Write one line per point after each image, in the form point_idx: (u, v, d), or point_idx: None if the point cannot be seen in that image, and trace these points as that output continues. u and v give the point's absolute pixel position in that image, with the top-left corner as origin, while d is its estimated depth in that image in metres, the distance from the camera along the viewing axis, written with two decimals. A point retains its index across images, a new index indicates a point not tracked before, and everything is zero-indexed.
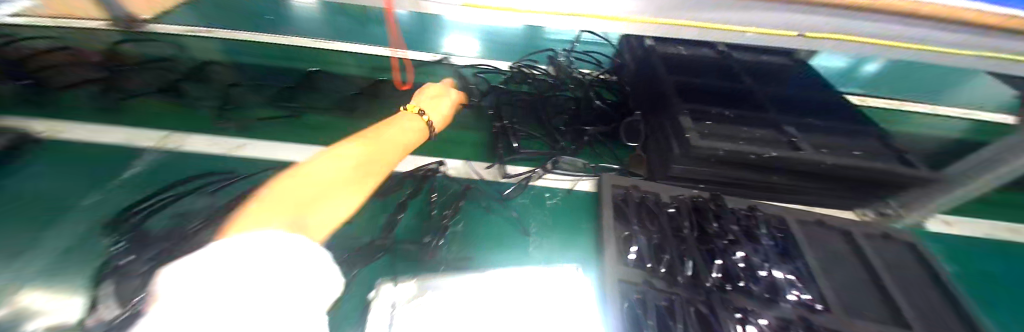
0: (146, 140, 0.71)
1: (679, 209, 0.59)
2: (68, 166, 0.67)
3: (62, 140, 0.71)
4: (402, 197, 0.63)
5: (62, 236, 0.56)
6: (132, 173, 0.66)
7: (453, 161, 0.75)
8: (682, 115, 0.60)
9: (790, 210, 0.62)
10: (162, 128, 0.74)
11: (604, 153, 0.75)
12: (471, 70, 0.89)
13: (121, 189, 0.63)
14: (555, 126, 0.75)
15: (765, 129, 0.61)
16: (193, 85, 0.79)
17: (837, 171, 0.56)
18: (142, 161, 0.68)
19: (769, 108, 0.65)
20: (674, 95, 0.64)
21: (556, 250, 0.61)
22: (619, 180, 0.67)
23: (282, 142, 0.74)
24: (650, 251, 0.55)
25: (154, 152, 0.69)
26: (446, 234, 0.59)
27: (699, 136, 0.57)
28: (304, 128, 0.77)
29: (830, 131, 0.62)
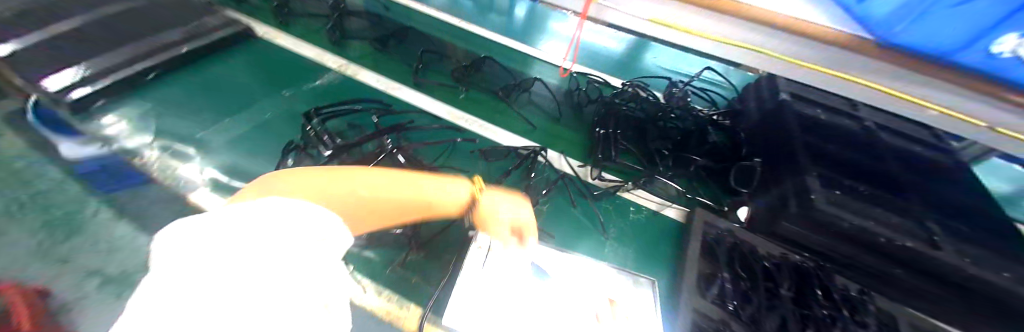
0: (329, 62, 0.88)
1: (777, 267, 0.58)
2: (274, 65, 0.87)
3: (277, 46, 0.92)
4: (508, 167, 0.72)
5: (267, 117, 0.74)
6: (317, 84, 0.82)
7: (552, 152, 0.79)
8: (810, 175, 0.59)
9: (906, 315, 0.56)
10: (340, 56, 0.91)
11: (700, 189, 0.74)
12: (583, 78, 0.93)
13: (306, 94, 0.80)
14: (657, 149, 0.76)
15: (902, 217, 0.56)
16: (364, 33, 0.97)
17: (986, 288, 0.49)
18: (321, 76, 0.85)
19: (909, 198, 0.59)
20: (803, 154, 0.63)
21: (634, 260, 0.63)
22: (714, 219, 0.67)
23: (420, 92, 0.85)
24: (734, 296, 0.54)
25: (336, 74, 0.85)
26: (533, 210, 0.66)
27: (825, 201, 0.55)
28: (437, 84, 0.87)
29: (983, 245, 0.55)
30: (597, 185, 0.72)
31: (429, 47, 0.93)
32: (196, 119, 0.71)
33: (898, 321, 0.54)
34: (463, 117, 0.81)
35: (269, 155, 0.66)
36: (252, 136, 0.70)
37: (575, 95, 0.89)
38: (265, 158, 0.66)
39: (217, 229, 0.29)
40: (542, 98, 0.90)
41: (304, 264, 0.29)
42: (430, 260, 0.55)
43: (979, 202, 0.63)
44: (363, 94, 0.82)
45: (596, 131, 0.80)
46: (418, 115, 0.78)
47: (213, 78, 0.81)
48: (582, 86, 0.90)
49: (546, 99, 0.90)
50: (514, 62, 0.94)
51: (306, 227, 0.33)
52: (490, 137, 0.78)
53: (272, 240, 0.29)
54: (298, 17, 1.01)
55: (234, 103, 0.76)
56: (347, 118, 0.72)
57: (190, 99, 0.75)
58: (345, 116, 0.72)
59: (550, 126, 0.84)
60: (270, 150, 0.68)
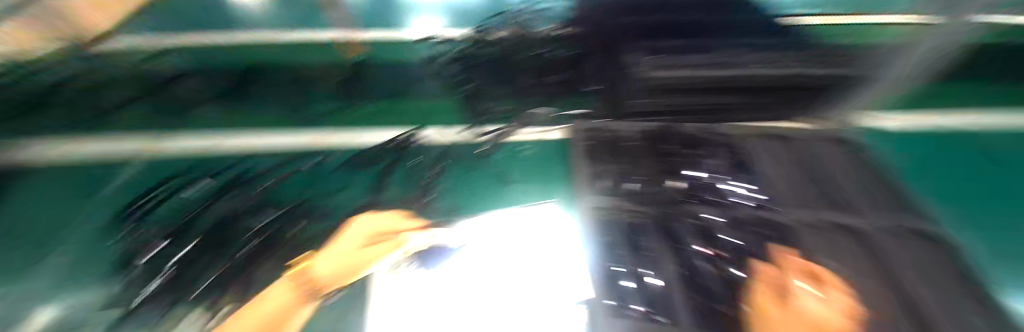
0: (123, 148, 0.69)
1: (641, 141, 0.68)
2: (61, 182, 0.67)
3: (20, 161, 0.67)
4: (384, 166, 0.68)
5: (74, 242, 0.58)
6: (120, 181, 0.65)
7: (430, 129, 0.76)
8: (636, 53, 0.62)
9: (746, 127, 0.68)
10: (137, 134, 0.72)
11: (576, 102, 0.76)
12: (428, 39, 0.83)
13: (110, 198, 0.63)
14: (522, 81, 0.73)
15: (713, 54, 0.62)
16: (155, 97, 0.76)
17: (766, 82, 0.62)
18: (121, 176, 0.66)
19: (710, 34, 0.67)
20: (626, 34, 0.66)
21: (537, 190, 0.68)
22: (590, 123, 0.71)
23: (260, 134, 0.74)
24: (619, 181, 0.63)
25: (143, 157, 0.68)
26: (434, 191, 0.65)
27: (652, 68, 0.61)
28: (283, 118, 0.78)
29: (769, 47, 0.64)
30: (482, 141, 0.74)
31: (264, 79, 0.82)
32: None
33: (738, 136, 0.66)
34: (328, 134, 0.75)
35: (81, 295, 0.50)
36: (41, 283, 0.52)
37: (432, 63, 0.81)
38: (75, 300, 0.49)
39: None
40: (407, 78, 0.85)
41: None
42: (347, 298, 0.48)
43: (763, 12, 0.72)
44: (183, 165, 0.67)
45: (465, 88, 0.75)
46: (259, 166, 0.65)
47: None
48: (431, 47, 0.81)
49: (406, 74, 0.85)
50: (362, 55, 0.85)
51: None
52: (364, 142, 0.73)
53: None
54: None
55: None
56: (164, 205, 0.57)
57: None
58: (174, 195, 0.59)
59: (416, 104, 0.81)
60: (80, 288, 0.51)
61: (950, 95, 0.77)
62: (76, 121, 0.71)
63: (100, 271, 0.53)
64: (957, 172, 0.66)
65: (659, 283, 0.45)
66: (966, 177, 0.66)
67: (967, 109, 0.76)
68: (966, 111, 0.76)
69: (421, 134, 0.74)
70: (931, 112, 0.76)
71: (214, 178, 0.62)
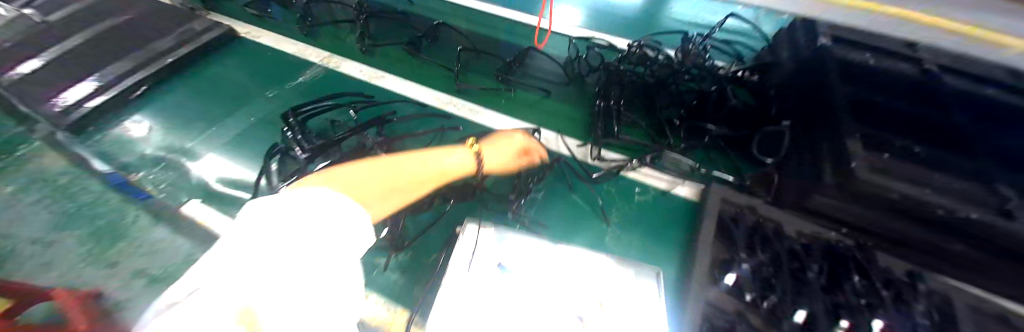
0: (314, 56, 0.87)
1: (809, 249, 0.50)
2: (265, 64, 0.86)
3: (257, 44, 0.91)
4: None
5: (256, 110, 0.75)
6: (301, 80, 0.82)
7: (546, 131, 0.72)
8: (854, 138, 0.48)
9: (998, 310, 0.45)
10: (325, 50, 0.89)
11: (719, 160, 0.66)
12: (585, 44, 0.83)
13: (291, 90, 0.79)
14: (667, 119, 0.68)
15: (972, 184, 0.44)
16: (373, 30, 0.91)
17: None
18: (305, 75, 0.83)
19: (980, 152, 0.47)
20: (844, 111, 0.51)
21: (635, 246, 0.57)
22: (737, 197, 0.58)
23: (407, 79, 0.81)
24: (756, 283, 0.47)
25: (319, 68, 0.84)
26: (525, 197, 0.60)
27: (866, 167, 0.45)
28: (429, 69, 0.83)
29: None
30: (596, 165, 0.66)
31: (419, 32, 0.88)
32: (192, 117, 0.72)
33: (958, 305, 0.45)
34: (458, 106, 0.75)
35: (254, 162, 0.65)
36: (233, 132, 0.70)
37: (576, 66, 0.80)
38: (250, 165, 0.65)
39: (274, 215, 0.28)
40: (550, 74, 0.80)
41: (333, 261, 0.28)
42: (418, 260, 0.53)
43: None
44: (348, 87, 0.79)
45: (596, 103, 0.70)
46: (406, 110, 0.74)
47: (211, 80, 0.81)
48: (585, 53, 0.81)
49: (551, 73, 0.81)
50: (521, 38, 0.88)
51: (332, 224, 0.29)
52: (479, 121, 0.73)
53: (300, 243, 0.26)
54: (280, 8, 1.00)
55: (209, 103, 0.76)
56: (332, 114, 0.71)
57: (193, 103, 0.76)
58: (324, 114, 0.71)
59: (545, 102, 0.76)
60: (251, 153, 0.67)
61: None
62: (307, 30, 0.92)
63: (265, 146, 0.68)
64: None
65: None
66: None
67: None
68: None
69: (539, 134, 0.69)
70: None
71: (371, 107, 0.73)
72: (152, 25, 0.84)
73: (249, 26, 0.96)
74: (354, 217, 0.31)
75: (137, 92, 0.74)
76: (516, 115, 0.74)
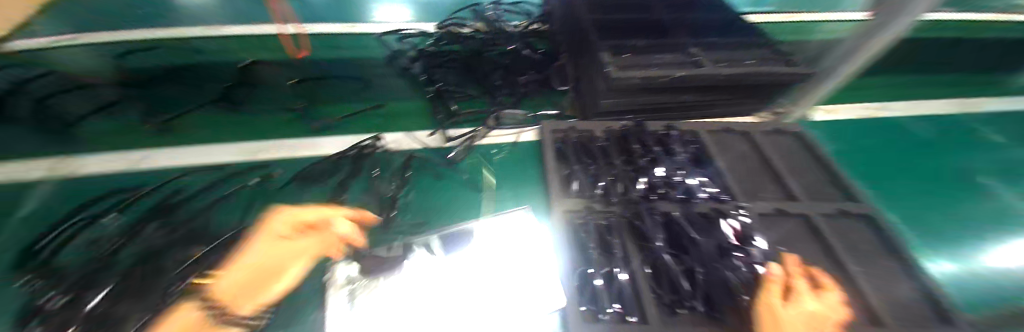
0: (29, 169, 0.58)
1: (611, 141, 0.68)
2: None
3: None
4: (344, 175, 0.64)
5: None
6: (28, 209, 0.53)
7: (392, 134, 0.74)
8: (602, 51, 0.64)
9: (702, 124, 0.73)
10: (43, 154, 0.61)
11: (544, 102, 0.79)
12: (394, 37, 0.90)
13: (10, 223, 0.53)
14: (492, 83, 0.79)
15: (674, 54, 0.65)
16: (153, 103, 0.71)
17: (730, 82, 0.63)
18: (20, 201, 0.54)
19: (673, 31, 0.69)
20: (593, 32, 0.67)
21: (507, 197, 0.68)
22: (559, 124, 0.72)
23: (203, 144, 0.67)
24: (589, 182, 0.65)
25: (49, 180, 0.57)
26: (396, 205, 0.62)
27: (618, 68, 0.62)
28: (230, 127, 0.70)
29: (725, 47, 0.68)
30: (452, 145, 0.72)
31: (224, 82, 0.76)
32: None
33: (696, 131, 0.72)
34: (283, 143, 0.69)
35: None
36: None
37: (395, 63, 0.83)
38: None
39: None
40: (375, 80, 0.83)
41: None
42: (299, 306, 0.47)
43: (719, 17, 0.74)
44: (107, 187, 0.57)
45: (428, 89, 0.78)
46: (200, 182, 0.60)
47: None
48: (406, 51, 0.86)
49: (384, 83, 0.82)
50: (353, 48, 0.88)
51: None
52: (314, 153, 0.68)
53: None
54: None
55: None
56: (92, 231, 0.50)
57: None
58: (74, 234, 0.50)
59: (387, 107, 0.77)
60: None
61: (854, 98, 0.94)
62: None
63: None
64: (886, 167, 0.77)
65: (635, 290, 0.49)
66: (890, 170, 0.77)
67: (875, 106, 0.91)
68: (874, 108, 0.91)
69: (384, 140, 0.72)
70: (843, 107, 0.91)
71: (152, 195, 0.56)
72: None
73: None
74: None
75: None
76: (358, 131, 0.74)
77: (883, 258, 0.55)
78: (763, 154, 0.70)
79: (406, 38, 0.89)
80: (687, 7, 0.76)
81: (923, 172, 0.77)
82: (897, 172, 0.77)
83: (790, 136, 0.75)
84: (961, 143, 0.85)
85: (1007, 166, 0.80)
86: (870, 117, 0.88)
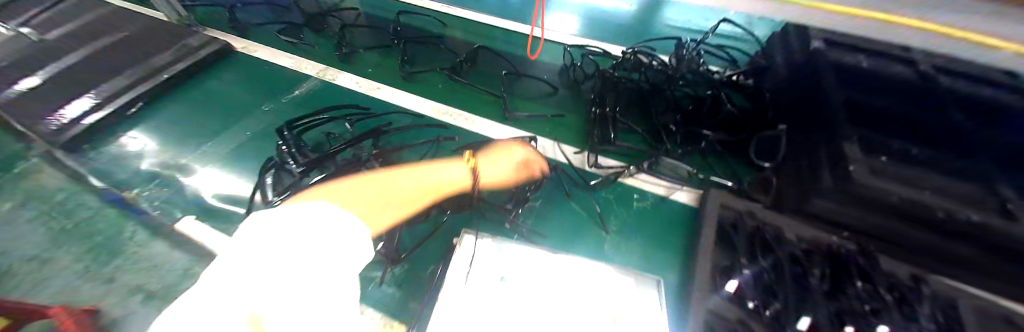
0: (310, 70, 0.87)
1: (810, 254, 0.50)
2: (258, 80, 0.85)
3: (253, 56, 0.92)
4: None
5: (253, 124, 0.75)
6: (296, 94, 0.82)
7: (544, 140, 0.70)
8: (850, 141, 0.48)
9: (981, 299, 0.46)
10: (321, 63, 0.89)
11: (716, 165, 0.65)
12: (579, 51, 0.84)
13: (287, 103, 0.79)
14: (663, 125, 0.68)
15: (965, 182, 0.44)
16: (393, 50, 0.91)
17: None
18: (302, 85, 0.84)
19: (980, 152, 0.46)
20: (841, 114, 0.51)
21: (636, 257, 0.56)
22: (736, 201, 0.58)
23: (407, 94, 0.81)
24: (759, 292, 0.46)
25: (314, 80, 0.84)
26: (524, 207, 0.60)
27: (868, 171, 0.45)
28: (424, 84, 0.83)
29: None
30: (595, 173, 0.65)
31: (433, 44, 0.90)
32: (197, 127, 0.74)
33: (960, 301, 0.45)
34: (456, 114, 0.76)
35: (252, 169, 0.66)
36: (222, 149, 0.70)
37: (571, 74, 0.80)
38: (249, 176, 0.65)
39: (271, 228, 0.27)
40: (543, 83, 0.81)
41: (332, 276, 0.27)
42: (408, 273, 0.52)
43: None
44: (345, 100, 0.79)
45: (591, 110, 0.69)
46: (402, 121, 0.74)
47: (205, 94, 0.81)
48: (580, 61, 0.81)
49: (548, 87, 0.81)
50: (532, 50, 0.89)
51: (339, 239, 0.28)
52: (476, 130, 0.73)
53: (302, 259, 0.25)
54: (264, 26, 1.00)
55: (199, 116, 0.76)
56: (328, 128, 0.71)
57: (192, 115, 0.76)
58: (319, 127, 0.71)
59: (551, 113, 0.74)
60: (247, 162, 0.67)
61: None
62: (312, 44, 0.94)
63: (261, 156, 0.68)
64: None
65: None
66: None
67: None
68: None
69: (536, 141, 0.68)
70: None
71: (375, 118, 0.74)
72: (132, 45, 0.83)
73: (236, 39, 0.96)
74: (354, 242, 0.29)
75: (134, 107, 0.74)
76: (518, 125, 0.74)
77: None
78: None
79: (589, 55, 0.82)
80: None
81: None
82: None
83: None
84: None
85: None
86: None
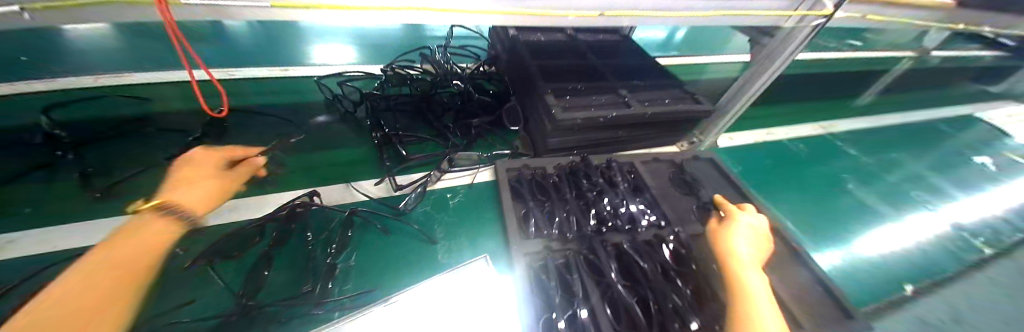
0: None
1: (560, 177, 0.71)
2: None
3: None
4: (265, 248, 0.56)
5: None
6: None
7: (331, 188, 0.69)
8: (547, 94, 0.68)
9: (635, 155, 0.81)
10: None
11: (494, 141, 0.82)
12: (339, 80, 0.89)
13: None
14: (444, 124, 0.79)
15: (606, 95, 0.72)
16: (54, 159, 0.61)
17: (654, 119, 0.72)
18: None
19: (605, 75, 0.76)
20: (538, 77, 0.71)
21: (464, 244, 0.66)
22: (512, 162, 0.75)
23: (78, 221, 0.54)
24: (544, 219, 0.66)
25: None
26: (335, 277, 0.56)
27: (563, 109, 0.66)
28: (147, 186, 0.60)
29: (651, 87, 0.76)
30: (403, 193, 0.70)
31: (157, 128, 0.71)
32: None
33: (633, 163, 0.79)
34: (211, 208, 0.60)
35: None
36: None
37: (337, 105, 0.83)
38: None
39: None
40: (321, 127, 0.79)
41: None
42: None
43: (640, 60, 0.84)
44: None
45: (375, 135, 0.74)
46: None
47: None
48: (345, 90, 0.86)
49: (326, 129, 0.79)
50: (298, 93, 0.85)
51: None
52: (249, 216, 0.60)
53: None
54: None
55: None
56: None
57: None
58: None
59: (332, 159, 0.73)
60: None
61: (748, 121, 1.12)
62: None
63: None
64: (779, 179, 0.92)
65: (588, 317, 0.52)
66: (782, 180, 0.93)
67: (766, 128, 1.10)
68: (765, 130, 1.09)
69: (321, 195, 0.65)
70: (747, 133, 1.06)
71: None
72: None
73: None
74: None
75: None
76: (305, 185, 0.67)
77: (788, 261, 0.66)
78: (685, 174, 0.79)
79: (350, 82, 0.87)
80: (616, 50, 0.87)
81: (805, 180, 0.94)
82: (788, 182, 0.92)
83: (709, 160, 0.86)
84: (833, 158, 1.03)
85: (860, 170, 1.01)
86: (765, 140, 1.05)
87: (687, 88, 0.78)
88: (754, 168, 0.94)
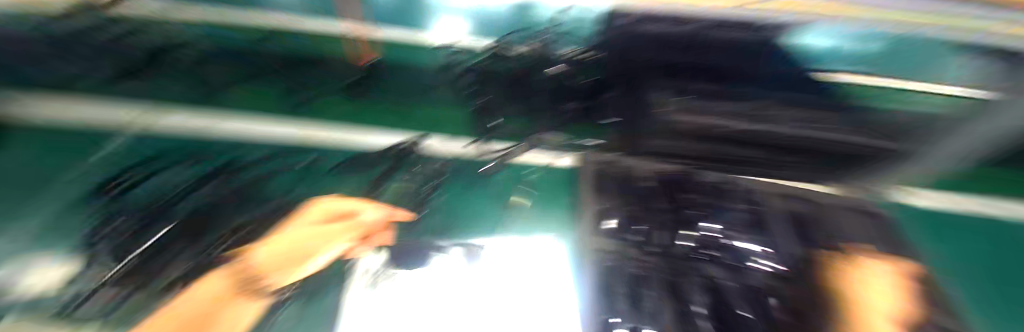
0: (171, 119, 0.80)
1: (659, 184, 0.62)
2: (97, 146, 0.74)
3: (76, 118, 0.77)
4: (381, 173, 0.69)
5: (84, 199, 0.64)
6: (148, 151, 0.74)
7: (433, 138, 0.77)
8: (662, 89, 0.58)
9: (775, 184, 0.61)
10: (182, 112, 0.81)
11: (589, 130, 0.72)
12: None
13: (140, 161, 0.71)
14: (539, 103, 0.72)
15: (739, 104, 0.57)
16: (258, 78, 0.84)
17: (802, 144, 0.55)
18: (159, 142, 0.76)
19: (748, 79, 0.61)
20: (655, 68, 0.61)
21: (532, 218, 0.68)
22: (602, 155, 0.68)
23: (293, 123, 0.82)
24: (627, 222, 0.58)
25: (132, 132, 0.76)
26: (426, 208, 0.66)
27: (676, 109, 0.55)
28: (319, 111, 0.84)
29: (812, 104, 0.59)
30: (486, 158, 0.73)
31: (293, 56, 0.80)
32: (28, 217, 0.63)
33: (770, 195, 0.60)
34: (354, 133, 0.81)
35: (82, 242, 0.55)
36: (54, 227, 0.60)
37: (440, 62, 0.79)
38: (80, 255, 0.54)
39: None
40: (426, 82, 0.83)
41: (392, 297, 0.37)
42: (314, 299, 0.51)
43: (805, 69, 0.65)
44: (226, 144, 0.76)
45: (475, 102, 0.75)
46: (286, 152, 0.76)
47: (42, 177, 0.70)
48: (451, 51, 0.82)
49: (429, 84, 0.83)
50: None
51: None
52: (373, 143, 0.79)
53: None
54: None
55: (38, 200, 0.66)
56: (189, 178, 0.65)
57: (28, 204, 0.65)
58: (183, 178, 0.65)
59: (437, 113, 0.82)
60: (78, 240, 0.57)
61: (967, 178, 0.77)
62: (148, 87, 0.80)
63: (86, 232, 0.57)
64: (978, 273, 0.65)
65: None
66: (982, 275, 0.65)
67: (979, 196, 0.77)
68: (977, 197, 0.77)
69: (426, 142, 0.74)
70: (945, 194, 0.76)
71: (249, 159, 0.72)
72: None
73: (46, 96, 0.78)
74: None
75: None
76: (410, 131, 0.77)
77: None
78: (876, 232, 0.53)
79: None
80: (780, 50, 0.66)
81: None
82: (993, 281, 0.64)
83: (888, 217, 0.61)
84: None
85: None
86: (964, 209, 0.75)
87: (859, 115, 0.59)
88: (941, 246, 0.68)
